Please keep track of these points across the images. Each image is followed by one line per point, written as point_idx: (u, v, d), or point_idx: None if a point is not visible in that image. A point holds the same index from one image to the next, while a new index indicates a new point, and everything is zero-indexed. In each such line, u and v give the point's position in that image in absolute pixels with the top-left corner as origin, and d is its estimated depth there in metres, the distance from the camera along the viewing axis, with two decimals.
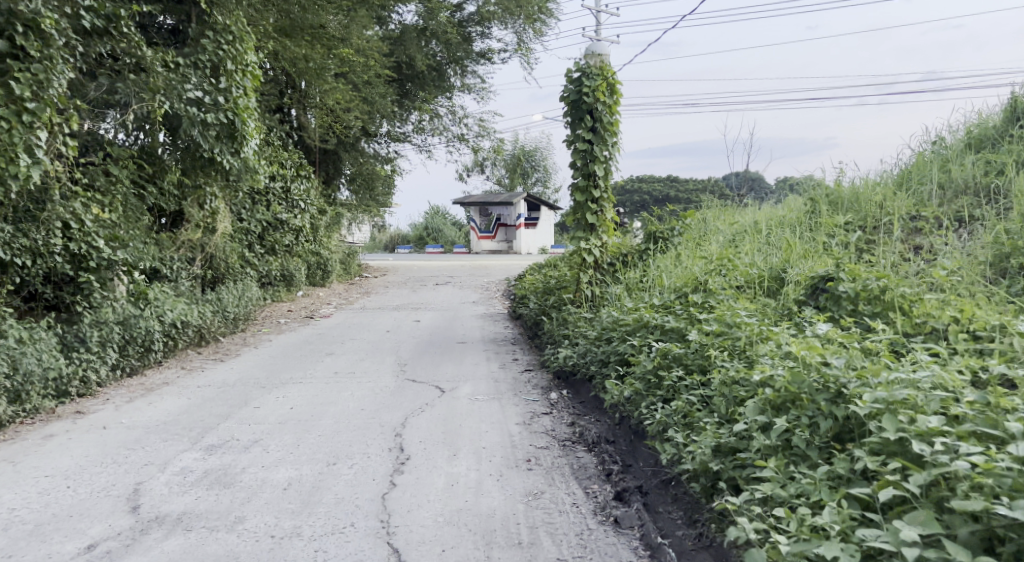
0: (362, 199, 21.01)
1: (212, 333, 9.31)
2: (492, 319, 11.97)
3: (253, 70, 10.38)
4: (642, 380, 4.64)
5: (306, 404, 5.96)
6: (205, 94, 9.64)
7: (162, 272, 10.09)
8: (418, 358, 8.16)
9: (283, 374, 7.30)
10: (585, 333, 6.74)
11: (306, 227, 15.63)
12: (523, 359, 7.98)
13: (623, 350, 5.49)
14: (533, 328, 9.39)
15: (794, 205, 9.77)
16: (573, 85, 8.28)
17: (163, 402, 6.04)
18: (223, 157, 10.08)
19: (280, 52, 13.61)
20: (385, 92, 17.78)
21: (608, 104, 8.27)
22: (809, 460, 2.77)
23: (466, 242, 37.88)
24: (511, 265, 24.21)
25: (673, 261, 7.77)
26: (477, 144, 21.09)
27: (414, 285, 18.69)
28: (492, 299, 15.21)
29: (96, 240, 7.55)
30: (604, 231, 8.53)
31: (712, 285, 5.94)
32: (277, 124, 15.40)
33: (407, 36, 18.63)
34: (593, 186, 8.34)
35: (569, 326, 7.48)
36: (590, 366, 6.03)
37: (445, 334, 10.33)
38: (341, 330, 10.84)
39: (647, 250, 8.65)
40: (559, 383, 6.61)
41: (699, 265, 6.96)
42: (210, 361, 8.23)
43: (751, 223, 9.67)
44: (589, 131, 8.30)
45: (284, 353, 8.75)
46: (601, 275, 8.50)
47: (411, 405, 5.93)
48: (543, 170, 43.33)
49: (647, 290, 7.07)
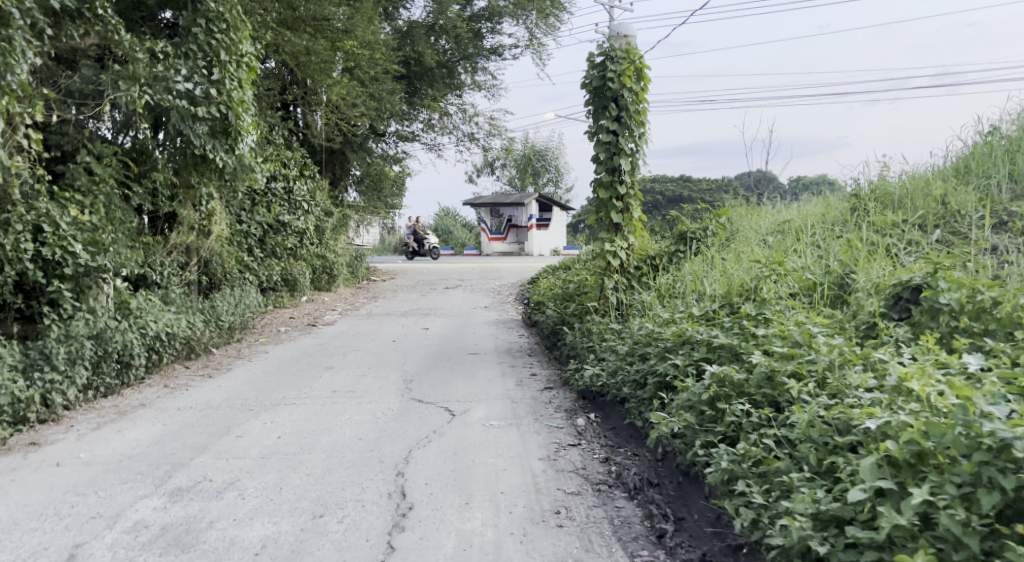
0: (370, 201, 20.30)
1: (203, 344, 8.57)
2: (506, 326, 11.19)
3: (249, 61, 9.67)
4: (694, 412, 3.86)
5: (297, 432, 5.20)
6: (196, 86, 8.96)
7: (150, 279, 9.39)
8: (426, 373, 7.40)
9: (275, 393, 6.54)
10: (614, 347, 5.96)
11: (309, 229, 14.89)
12: (541, 374, 7.19)
13: (665, 371, 4.71)
14: (551, 339, 8.61)
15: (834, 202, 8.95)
16: (596, 70, 7.49)
17: (134, 429, 5.29)
18: (215, 154, 9.39)
19: (280, 45, 12.89)
20: (393, 89, 17.05)
21: (635, 91, 7.49)
22: (965, 553, 2.00)
23: (476, 243, 37.15)
24: (523, 267, 23.39)
25: (709, 265, 6.97)
26: (487, 143, 20.36)
27: (424, 289, 17.95)
28: (504, 304, 14.46)
29: (72, 244, 6.82)
30: (630, 231, 7.74)
31: (764, 293, 5.15)
32: (279, 122, 14.71)
33: (416, 31, 17.89)
34: (618, 181, 7.57)
35: (594, 338, 6.71)
36: (623, 387, 5.26)
37: (455, 344, 9.58)
38: (343, 340, 10.10)
39: (678, 252, 7.85)
40: (585, 404, 5.82)
41: (744, 270, 6.18)
42: (197, 376, 7.48)
43: (790, 224, 8.85)
44: (614, 121, 7.51)
45: (279, 367, 8.00)
46: (628, 280, 7.70)
47: (416, 432, 5.16)
48: (555, 170, 42.56)
49: (685, 298, 6.28)
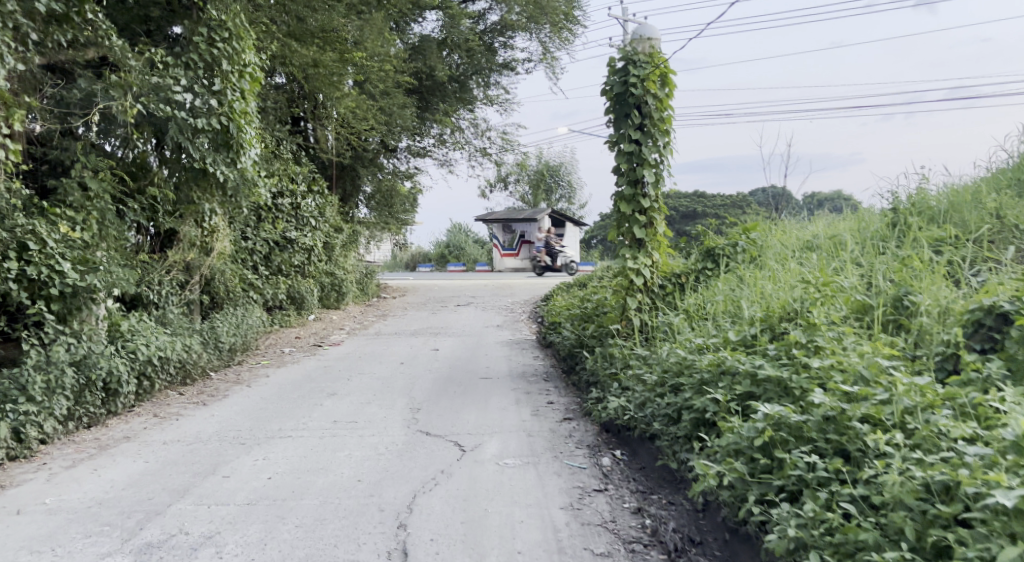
0: (382, 217, 19.91)
1: (199, 369, 8.07)
2: (520, 347, 10.66)
3: (252, 71, 9.41)
4: (744, 459, 3.34)
5: (290, 471, 4.70)
6: (196, 97, 8.58)
7: (146, 299, 8.95)
8: (435, 400, 6.88)
9: (271, 423, 6.03)
10: (640, 374, 5.44)
11: (317, 246, 14.46)
12: (560, 402, 6.66)
13: (703, 407, 4.20)
14: (568, 362, 8.08)
15: (870, 215, 8.41)
16: (618, 75, 7.01)
17: (112, 467, 4.80)
18: (216, 167, 8.97)
19: (287, 57, 12.51)
20: (404, 103, 16.68)
21: (659, 97, 6.99)
22: None
23: (488, 259, 36.74)
24: (536, 284, 22.88)
25: (744, 285, 6.44)
26: (500, 158, 19.96)
27: (435, 306, 17.47)
28: (518, 323, 13.94)
29: (60, 263, 6.38)
30: (654, 247, 7.22)
31: (812, 317, 4.62)
32: (287, 137, 14.35)
33: (429, 45, 17.51)
34: (642, 194, 7.06)
35: (616, 364, 6.18)
36: (653, 422, 4.74)
37: (467, 366, 9.07)
38: (350, 362, 9.62)
39: (705, 270, 7.32)
40: (609, 439, 5.30)
41: (785, 291, 5.66)
42: (190, 404, 6.99)
43: (824, 241, 8.31)
44: (637, 129, 7.02)
45: (278, 393, 7.50)
46: (652, 300, 7.18)
47: (422, 472, 4.65)
48: (568, 186, 42.17)
49: (718, 323, 5.76)
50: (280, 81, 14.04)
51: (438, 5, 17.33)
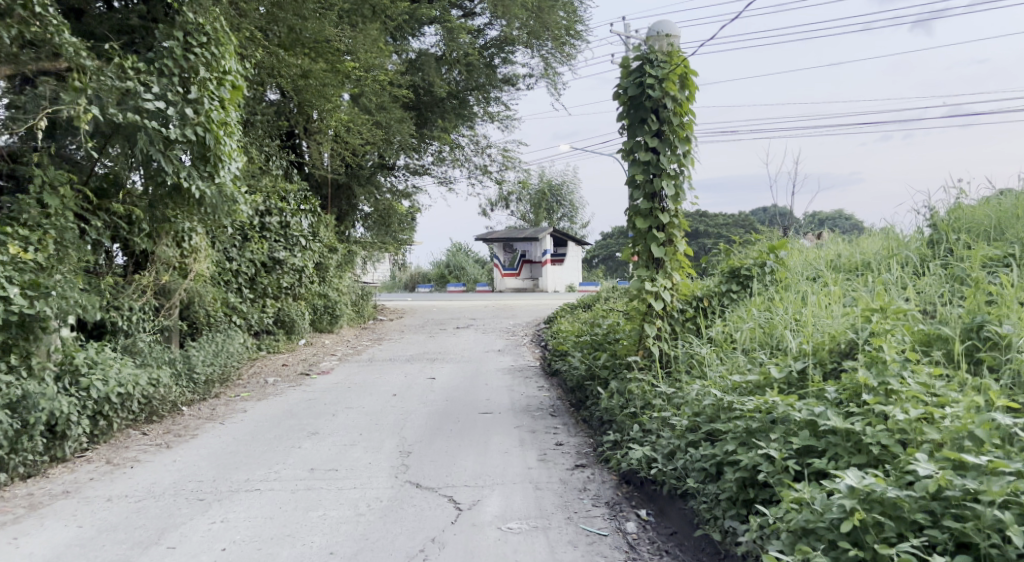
0: (378, 236, 19.19)
1: (168, 404, 7.29)
2: (523, 375, 9.88)
3: (232, 79, 8.78)
4: (821, 545, 2.58)
5: (251, 539, 3.92)
6: (169, 106, 7.89)
7: (115, 325, 8.23)
8: (429, 441, 6.09)
9: (237, 472, 5.24)
10: (667, 417, 4.66)
11: (308, 267, 13.73)
12: (569, 444, 5.87)
13: (753, 465, 3.44)
14: (577, 396, 7.29)
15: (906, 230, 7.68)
16: (632, 77, 6.29)
17: (38, 536, 4.03)
18: (192, 183, 8.26)
19: (274, 68, 11.85)
20: (401, 119, 16.04)
21: (679, 101, 6.25)
22: None
23: (489, 280, 35.97)
24: (537, 305, 22.12)
25: (781, 314, 5.67)
26: (501, 176, 19.29)
27: (432, 329, 16.71)
28: (519, 348, 13.17)
29: (6, 287, 5.60)
30: (674, 267, 6.46)
31: (876, 351, 3.87)
32: (276, 152, 13.72)
33: (428, 61, 16.90)
34: (659, 208, 6.33)
35: (635, 402, 5.41)
36: (687, 477, 4.00)
37: (465, 398, 8.27)
38: (337, 393, 8.83)
39: (730, 292, 6.57)
40: (631, 494, 4.52)
41: (833, 321, 4.89)
42: (151, 446, 6.20)
43: (858, 261, 7.55)
44: (654, 136, 6.29)
45: (253, 432, 6.71)
46: (672, 327, 6.42)
47: (412, 540, 3.90)
48: (569, 205, 41.55)
49: (755, 358, 5.00)
50: (272, 97, 13.42)
51: (436, 19, 16.73)
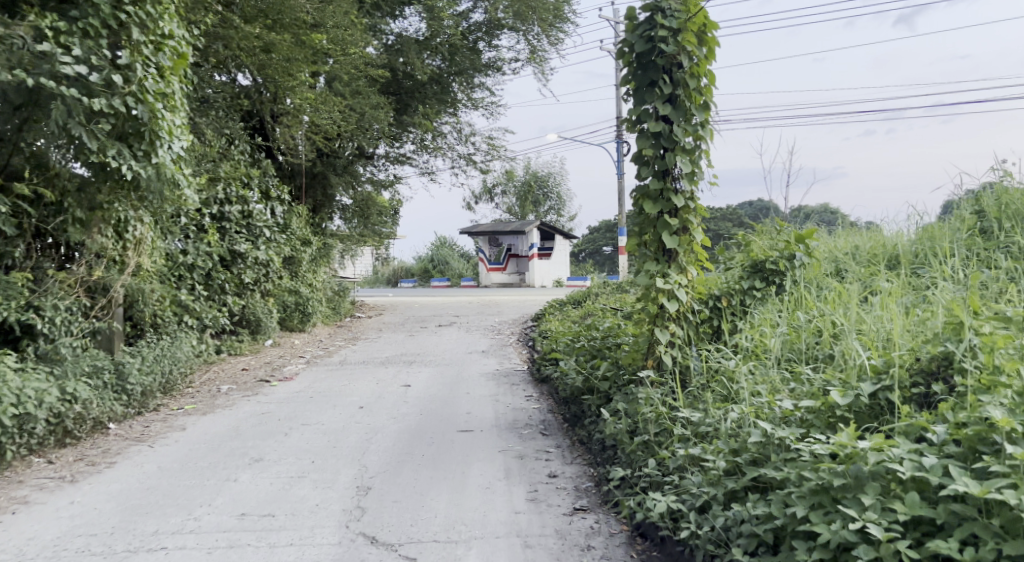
0: (356, 228, 18.02)
1: (88, 423, 6.14)
2: (510, 383, 8.79)
3: (172, 43, 7.67)
4: None
5: None
6: (93, 71, 6.78)
7: (34, 328, 7.10)
8: (394, 472, 5.00)
9: (147, 520, 4.13)
10: (695, 455, 3.60)
11: (276, 261, 12.56)
12: (565, 476, 4.80)
13: (839, 544, 2.39)
14: (572, 410, 6.24)
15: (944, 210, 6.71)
16: (639, 30, 5.20)
17: None
18: (124, 162, 7.14)
19: (231, 40, 10.69)
20: (378, 103, 14.87)
21: (696, 59, 5.16)
22: None
23: (474, 274, 34.79)
24: (524, 301, 21.04)
25: (822, 322, 4.68)
26: (486, 166, 18.14)
27: (413, 328, 15.59)
28: (506, 349, 12.06)
29: None
30: (689, 260, 5.38)
31: (993, 376, 2.82)
32: (241, 137, 12.53)
33: (409, 43, 15.75)
34: (672, 189, 5.27)
35: (648, 428, 4.34)
36: (730, 545, 2.94)
37: (443, 411, 7.17)
38: (296, 405, 7.71)
39: (755, 289, 5.50)
40: (649, 556, 3.47)
41: (903, 328, 3.85)
42: (52, 478, 5.05)
43: (891, 249, 6.55)
44: (666, 102, 5.22)
45: (185, 459, 5.58)
46: (687, 331, 5.37)
47: None
48: (557, 198, 40.37)
49: (802, 375, 3.97)
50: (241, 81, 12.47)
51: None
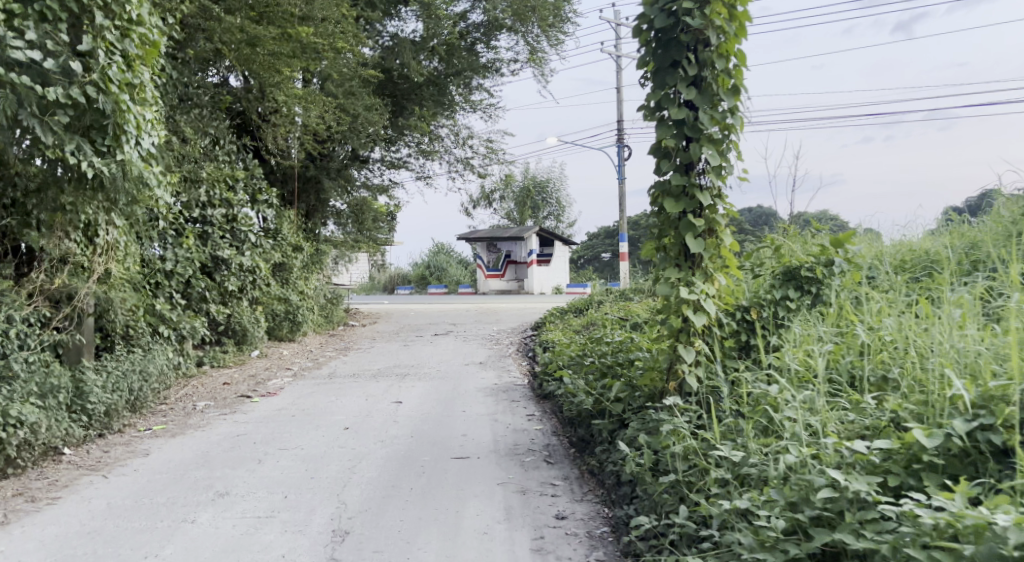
0: (350, 234, 17.35)
1: (34, 449, 5.46)
2: (510, 399, 8.10)
3: (141, 31, 6.98)
4: None
5: None
6: (49, 57, 6.11)
7: None
8: (378, 512, 4.32)
9: None
10: (740, 508, 2.93)
11: (262, 267, 11.88)
12: (575, 518, 4.13)
13: None
14: (580, 435, 5.56)
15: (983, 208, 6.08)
16: (660, 4, 4.57)
17: None
18: (86, 159, 6.46)
19: (213, 33, 10.04)
20: (371, 104, 14.19)
21: (725, 36, 4.51)
22: None
23: (472, 281, 34.10)
24: (524, 308, 20.34)
25: (873, 338, 4.03)
26: (483, 169, 17.46)
27: (407, 337, 14.91)
28: (505, 361, 11.38)
29: None
30: (715, 267, 4.71)
31: None
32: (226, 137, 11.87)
33: (405, 43, 15.09)
34: (697, 184, 4.62)
35: (676, 467, 3.67)
36: None
37: (436, 433, 6.49)
38: (275, 425, 7.02)
39: (789, 300, 4.80)
40: None
41: (986, 351, 3.18)
42: None
43: (932, 252, 5.90)
44: (690, 85, 4.57)
45: (139, 492, 4.90)
46: (713, 347, 4.69)
47: None
48: (557, 204, 39.72)
49: (864, 404, 3.30)
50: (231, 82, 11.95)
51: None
